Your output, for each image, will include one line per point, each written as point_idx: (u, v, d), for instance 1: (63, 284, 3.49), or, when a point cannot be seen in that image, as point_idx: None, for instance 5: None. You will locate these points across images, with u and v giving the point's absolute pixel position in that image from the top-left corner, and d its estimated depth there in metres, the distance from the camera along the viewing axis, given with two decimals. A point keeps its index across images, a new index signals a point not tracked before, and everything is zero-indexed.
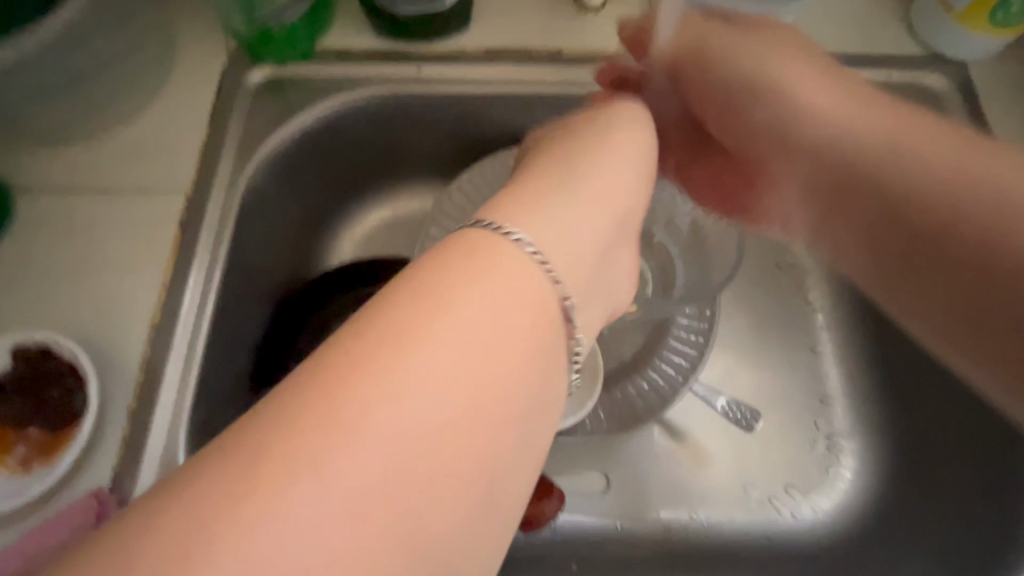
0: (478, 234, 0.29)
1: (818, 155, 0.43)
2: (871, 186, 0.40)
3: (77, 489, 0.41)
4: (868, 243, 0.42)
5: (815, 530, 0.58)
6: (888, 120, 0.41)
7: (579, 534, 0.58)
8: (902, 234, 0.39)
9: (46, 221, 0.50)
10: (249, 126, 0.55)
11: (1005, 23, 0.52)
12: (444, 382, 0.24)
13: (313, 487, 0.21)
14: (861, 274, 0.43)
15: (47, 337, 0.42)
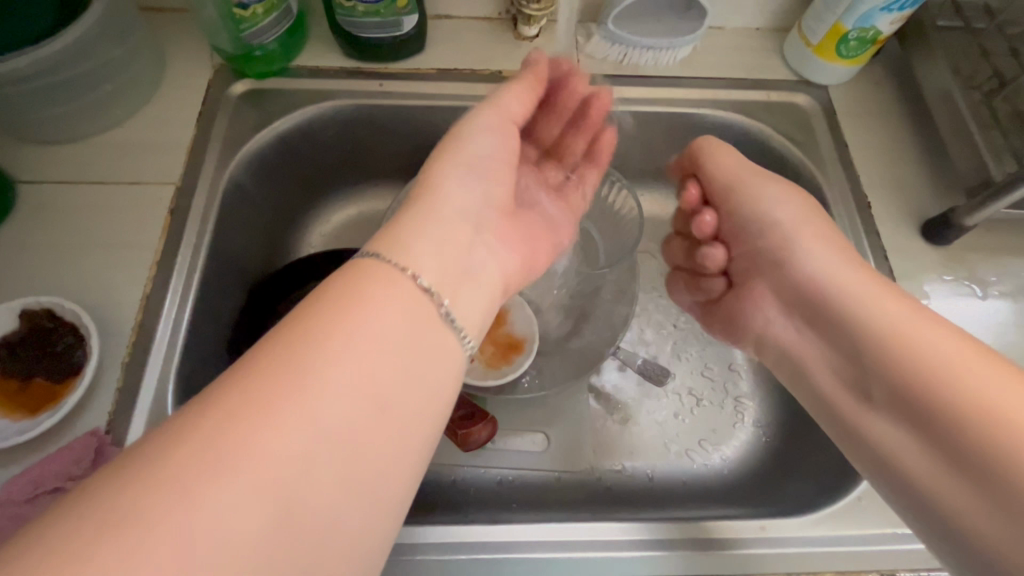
0: (380, 271, 0.37)
1: (803, 290, 0.52)
2: (836, 328, 0.49)
3: (77, 429, 0.48)
4: (828, 365, 0.49)
5: (723, 474, 0.68)
6: (870, 290, 0.47)
7: (523, 483, 0.67)
8: (859, 370, 0.46)
9: (48, 209, 0.57)
10: (231, 130, 0.64)
11: (850, 55, 0.66)
12: (339, 404, 0.31)
13: (219, 499, 0.26)
14: (820, 387, 0.50)
15: (51, 301, 0.49)
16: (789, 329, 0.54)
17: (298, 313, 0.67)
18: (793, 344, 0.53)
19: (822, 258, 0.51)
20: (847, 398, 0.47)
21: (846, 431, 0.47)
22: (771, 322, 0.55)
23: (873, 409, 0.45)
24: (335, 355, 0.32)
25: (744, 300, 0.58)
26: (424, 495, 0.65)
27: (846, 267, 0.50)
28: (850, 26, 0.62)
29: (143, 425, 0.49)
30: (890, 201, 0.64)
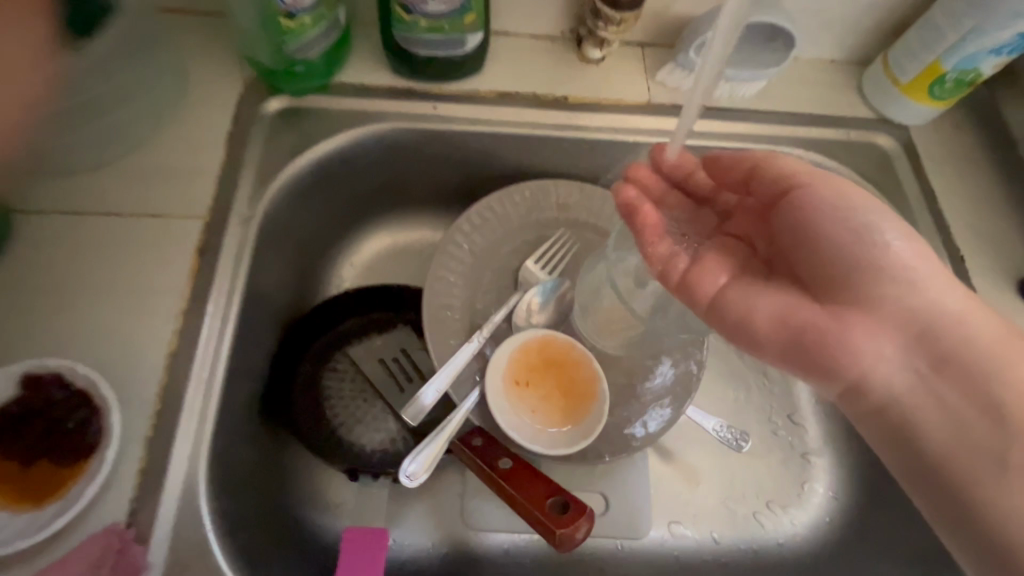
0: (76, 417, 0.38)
1: (931, 322, 0.40)
2: (973, 380, 0.39)
3: (92, 522, 0.40)
4: (948, 419, 0.39)
5: (794, 541, 0.63)
6: (1003, 331, 0.40)
7: (583, 551, 0.61)
8: (994, 436, 0.37)
9: (50, 248, 0.48)
10: (266, 155, 0.56)
11: (942, 97, 0.61)
12: None
13: None
14: (928, 447, 0.39)
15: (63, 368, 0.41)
16: (903, 370, 0.41)
17: (332, 359, 0.60)
18: (901, 399, 0.40)
19: (939, 287, 0.41)
20: (970, 465, 0.37)
21: (961, 514, 0.37)
22: (884, 360, 0.41)
23: (1003, 483, 0.36)
24: None
25: (853, 326, 0.41)
26: (475, 568, 0.58)
27: (981, 308, 0.41)
28: (949, 68, 0.58)
29: (174, 515, 0.41)
30: (982, 256, 0.60)
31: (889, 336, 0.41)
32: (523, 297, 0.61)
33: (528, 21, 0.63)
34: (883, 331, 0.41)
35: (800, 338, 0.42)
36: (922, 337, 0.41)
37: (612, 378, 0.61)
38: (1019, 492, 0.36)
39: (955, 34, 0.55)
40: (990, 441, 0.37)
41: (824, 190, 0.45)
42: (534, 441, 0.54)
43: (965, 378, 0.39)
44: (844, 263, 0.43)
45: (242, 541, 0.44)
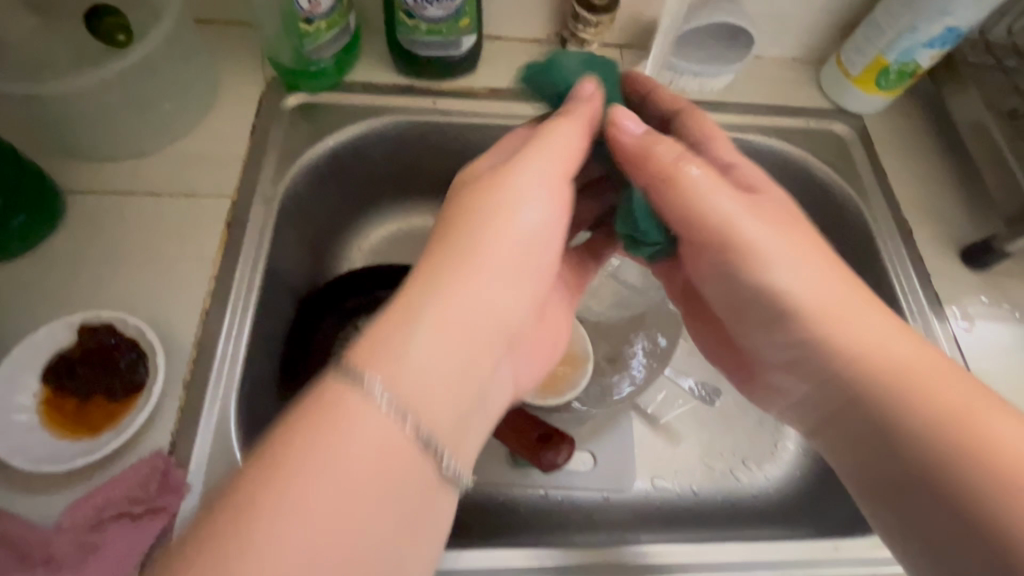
0: (338, 385, 0.31)
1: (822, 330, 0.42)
2: (864, 389, 0.40)
3: (139, 450, 0.46)
4: (856, 421, 0.41)
5: (769, 493, 0.68)
6: (900, 337, 0.39)
7: (574, 502, 0.66)
8: (885, 441, 0.39)
9: (426, 259, 0.37)
10: (285, 145, 0.63)
11: (889, 87, 0.68)
12: (321, 526, 0.27)
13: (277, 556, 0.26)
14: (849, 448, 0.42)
15: (409, 395, 0.31)
16: (804, 369, 0.44)
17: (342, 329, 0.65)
18: (813, 401, 0.44)
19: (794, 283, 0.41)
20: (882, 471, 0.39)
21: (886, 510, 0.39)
22: (794, 370, 0.45)
23: (904, 492, 0.38)
24: (302, 480, 0.28)
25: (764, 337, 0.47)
26: (473, 516, 0.64)
27: (852, 303, 0.41)
28: (891, 60, 0.65)
29: (208, 446, 0.47)
30: (930, 228, 0.66)
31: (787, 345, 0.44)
32: None
33: (516, 26, 0.70)
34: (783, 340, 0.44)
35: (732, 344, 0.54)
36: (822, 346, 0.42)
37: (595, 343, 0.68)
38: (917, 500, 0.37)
39: (894, 31, 0.62)
40: (881, 445, 0.39)
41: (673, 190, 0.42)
42: (525, 393, 0.61)
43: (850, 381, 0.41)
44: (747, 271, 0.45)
45: None
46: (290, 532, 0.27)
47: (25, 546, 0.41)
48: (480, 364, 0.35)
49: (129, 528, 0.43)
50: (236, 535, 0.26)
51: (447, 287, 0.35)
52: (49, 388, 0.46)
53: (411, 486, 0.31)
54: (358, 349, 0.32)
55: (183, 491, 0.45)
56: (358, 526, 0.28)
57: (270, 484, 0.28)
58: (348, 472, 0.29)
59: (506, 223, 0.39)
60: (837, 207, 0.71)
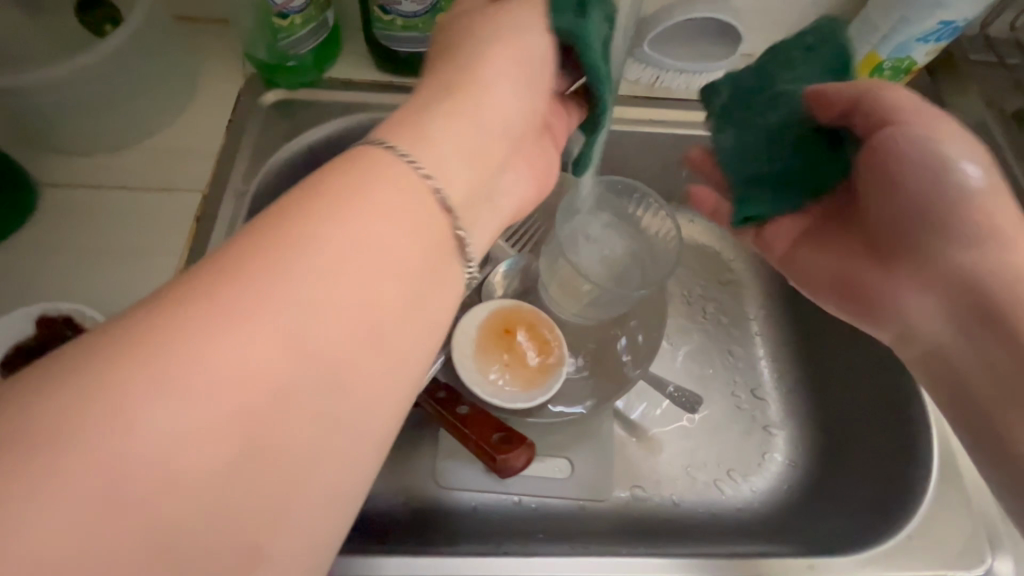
0: (374, 151, 0.33)
1: (966, 272, 0.45)
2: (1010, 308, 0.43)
3: None
4: (975, 353, 0.45)
5: (755, 506, 0.65)
6: None
7: (549, 510, 0.64)
8: (1014, 362, 0.42)
9: (422, 96, 0.39)
10: (263, 140, 0.63)
11: (884, 84, 0.66)
12: (318, 292, 0.28)
13: (270, 310, 0.27)
14: (971, 380, 0.45)
15: (427, 162, 0.34)
16: (933, 308, 0.47)
17: None
18: (950, 347, 0.47)
19: (996, 247, 0.45)
20: (986, 390, 0.44)
21: (981, 431, 0.44)
22: (922, 313, 0.48)
23: (1018, 409, 0.42)
24: (331, 227, 0.29)
25: (892, 283, 0.51)
26: (443, 521, 0.62)
27: (1022, 241, 0.45)
28: (885, 56, 0.62)
29: None
30: None
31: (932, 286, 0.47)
32: (495, 270, 0.66)
33: None
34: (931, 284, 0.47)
35: (849, 286, 0.54)
36: (956, 291, 0.46)
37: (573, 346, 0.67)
38: (1021, 420, 0.42)
39: (887, 26, 0.60)
40: (995, 376, 0.43)
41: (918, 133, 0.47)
42: (496, 396, 0.59)
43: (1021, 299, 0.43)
44: (912, 213, 0.48)
45: None
46: (311, 288, 0.28)
47: None
48: (488, 160, 0.39)
49: None
50: (237, 282, 0.27)
51: (465, 109, 0.38)
52: (7, 378, 0.46)
53: (410, 254, 0.32)
54: (383, 129, 0.35)
55: None
56: (370, 256, 0.30)
57: (288, 235, 0.29)
58: (343, 223, 0.30)
59: (514, 59, 0.42)
60: None
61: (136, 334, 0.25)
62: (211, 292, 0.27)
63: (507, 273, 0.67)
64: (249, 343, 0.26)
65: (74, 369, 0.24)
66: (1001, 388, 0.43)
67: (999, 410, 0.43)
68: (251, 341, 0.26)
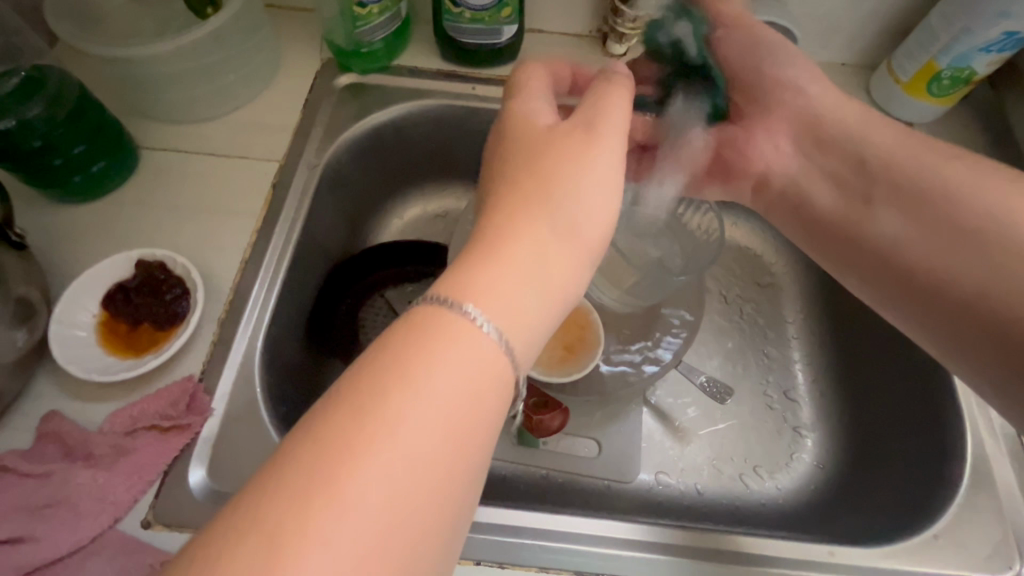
0: (437, 315, 0.32)
1: (813, 119, 0.52)
2: (850, 145, 0.50)
3: (172, 374, 0.51)
4: (830, 184, 0.51)
5: (780, 502, 0.66)
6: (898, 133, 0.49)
7: (574, 486, 0.67)
8: (861, 182, 0.49)
9: (502, 202, 0.39)
10: (334, 118, 0.69)
11: (941, 94, 0.66)
12: (384, 496, 0.27)
13: (338, 529, 0.25)
14: (822, 208, 0.52)
15: (493, 318, 0.32)
16: (793, 158, 0.53)
17: (369, 298, 0.70)
18: (802, 182, 0.53)
19: (815, 90, 0.52)
20: (852, 211, 0.49)
21: (874, 261, 0.48)
22: (782, 155, 0.54)
23: (875, 211, 0.48)
24: (395, 422, 0.28)
25: (754, 134, 0.55)
26: None
27: (844, 101, 0.52)
28: (943, 65, 0.62)
29: (233, 379, 0.53)
30: None
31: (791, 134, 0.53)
32: None
33: (560, 21, 0.73)
34: (779, 131, 0.54)
35: (724, 158, 0.56)
36: (809, 135, 0.52)
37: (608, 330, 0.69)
38: (894, 218, 0.47)
39: (948, 35, 0.60)
40: (863, 217, 0.49)
41: (747, 32, 0.54)
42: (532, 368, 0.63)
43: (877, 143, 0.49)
44: (760, 82, 0.54)
45: (282, 411, 0.55)
46: (374, 486, 0.26)
47: (69, 442, 0.47)
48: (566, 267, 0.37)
49: (157, 439, 0.48)
50: (303, 501, 0.25)
51: (541, 199, 0.38)
52: (106, 311, 0.52)
53: (474, 420, 0.30)
54: (447, 282, 0.34)
55: (206, 414, 0.50)
56: (431, 440, 0.28)
57: (345, 440, 0.27)
58: (422, 425, 0.28)
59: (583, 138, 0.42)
60: None
61: (260, 533, 0.25)
62: (274, 503, 0.25)
63: None
64: (334, 555, 0.25)
65: (254, 522, 0.25)
66: (879, 206, 0.48)
67: (872, 212, 0.48)
68: (336, 553, 0.25)
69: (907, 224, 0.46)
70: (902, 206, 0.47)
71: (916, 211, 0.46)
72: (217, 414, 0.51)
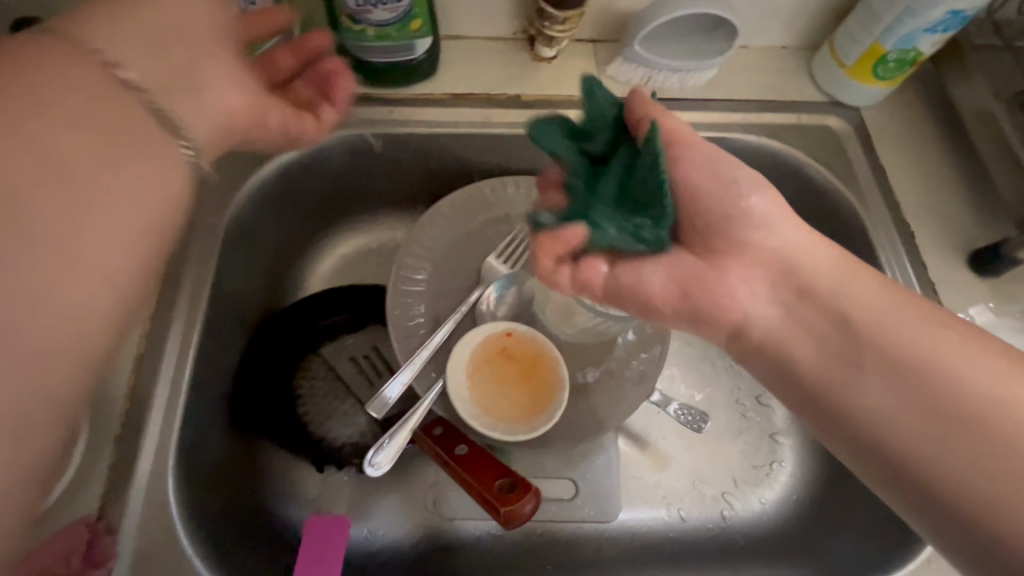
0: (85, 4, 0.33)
1: (785, 269, 0.48)
2: (826, 301, 0.45)
3: (66, 516, 0.44)
4: (814, 342, 0.45)
5: (763, 520, 0.65)
6: (877, 298, 0.44)
7: (551, 535, 0.63)
8: (845, 343, 0.44)
9: None
10: (229, 165, 0.59)
11: (888, 76, 0.62)
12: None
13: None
14: (805, 367, 0.45)
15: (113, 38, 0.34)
16: (771, 305, 0.48)
17: (303, 360, 0.61)
18: (780, 330, 0.47)
19: (786, 231, 0.48)
20: (833, 376, 0.43)
21: (866, 454, 0.41)
22: (753, 298, 0.48)
23: (861, 379, 0.42)
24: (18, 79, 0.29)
25: (722, 270, 0.49)
26: (447, 557, 0.60)
27: (820, 250, 0.48)
28: (889, 48, 0.59)
29: (138, 509, 0.45)
30: (931, 230, 0.61)
31: (667, 264, 0.48)
32: (484, 293, 0.63)
33: (480, 24, 0.65)
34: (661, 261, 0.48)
35: (688, 292, 0.49)
36: (773, 282, 0.48)
37: (572, 364, 0.64)
38: (878, 392, 0.41)
39: (891, 15, 0.56)
40: (847, 385, 0.42)
41: (697, 159, 0.50)
42: (492, 429, 0.56)
43: (852, 310, 0.44)
44: (724, 221, 0.49)
45: (209, 529, 0.48)
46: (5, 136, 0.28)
47: None
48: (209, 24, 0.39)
49: None
50: None
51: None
52: None
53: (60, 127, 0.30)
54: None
55: (109, 562, 0.44)
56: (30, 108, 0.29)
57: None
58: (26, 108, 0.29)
59: None
60: (831, 207, 0.65)
61: None
62: None
63: (497, 295, 0.63)
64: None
65: None
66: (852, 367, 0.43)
67: (864, 376, 0.42)
68: None
69: (892, 399, 0.40)
70: (892, 379, 0.41)
71: (910, 390, 0.40)
72: (123, 560, 0.44)
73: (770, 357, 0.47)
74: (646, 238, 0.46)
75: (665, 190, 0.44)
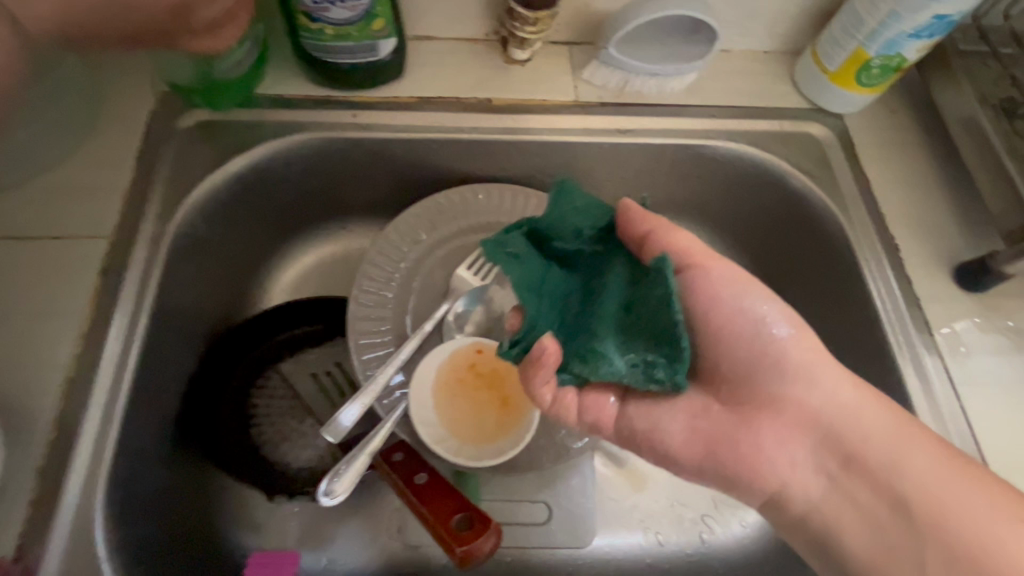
0: None
1: (829, 426, 0.44)
2: (875, 471, 0.42)
3: None
4: (866, 527, 0.42)
5: (744, 543, 0.62)
6: (932, 466, 0.41)
7: (522, 561, 0.60)
8: (906, 534, 0.40)
9: None
10: (178, 171, 0.55)
11: (872, 83, 0.60)
12: None
13: None
14: (855, 560, 0.42)
15: None
16: (816, 477, 0.44)
17: (263, 377, 0.58)
18: (821, 503, 0.44)
19: (826, 385, 0.45)
20: (888, 563, 0.40)
21: None
22: (798, 468, 0.45)
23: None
24: None
25: (754, 419, 0.46)
26: None
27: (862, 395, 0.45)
28: (873, 54, 0.56)
29: (64, 545, 0.42)
30: (917, 242, 0.59)
31: (687, 412, 0.47)
32: (451, 307, 0.59)
33: (450, 24, 0.62)
34: (679, 407, 0.47)
35: (716, 450, 0.46)
36: (814, 426, 0.45)
37: None
38: None
39: (875, 19, 0.54)
40: None
41: (713, 280, 0.47)
42: (457, 454, 0.53)
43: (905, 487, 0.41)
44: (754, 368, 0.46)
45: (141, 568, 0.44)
46: None
47: None
48: None
49: None
50: None
51: None
52: None
53: None
54: None
55: None
56: None
57: None
58: None
59: None
60: (813, 217, 0.63)
61: None
62: None
63: (465, 308, 0.60)
64: None
65: None
66: (904, 556, 0.40)
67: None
68: None
69: None
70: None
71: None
72: None
73: (816, 532, 0.44)
74: (661, 379, 0.39)
75: (680, 328, 0.37)
